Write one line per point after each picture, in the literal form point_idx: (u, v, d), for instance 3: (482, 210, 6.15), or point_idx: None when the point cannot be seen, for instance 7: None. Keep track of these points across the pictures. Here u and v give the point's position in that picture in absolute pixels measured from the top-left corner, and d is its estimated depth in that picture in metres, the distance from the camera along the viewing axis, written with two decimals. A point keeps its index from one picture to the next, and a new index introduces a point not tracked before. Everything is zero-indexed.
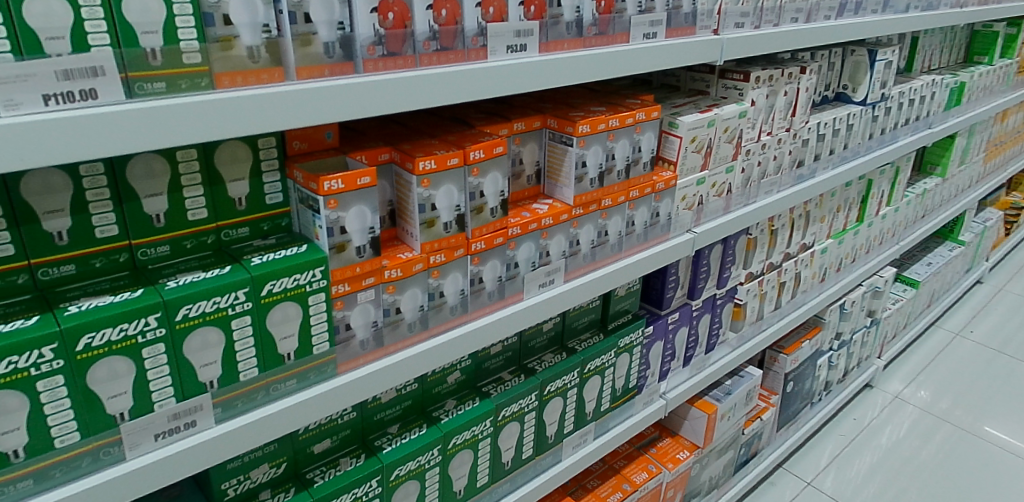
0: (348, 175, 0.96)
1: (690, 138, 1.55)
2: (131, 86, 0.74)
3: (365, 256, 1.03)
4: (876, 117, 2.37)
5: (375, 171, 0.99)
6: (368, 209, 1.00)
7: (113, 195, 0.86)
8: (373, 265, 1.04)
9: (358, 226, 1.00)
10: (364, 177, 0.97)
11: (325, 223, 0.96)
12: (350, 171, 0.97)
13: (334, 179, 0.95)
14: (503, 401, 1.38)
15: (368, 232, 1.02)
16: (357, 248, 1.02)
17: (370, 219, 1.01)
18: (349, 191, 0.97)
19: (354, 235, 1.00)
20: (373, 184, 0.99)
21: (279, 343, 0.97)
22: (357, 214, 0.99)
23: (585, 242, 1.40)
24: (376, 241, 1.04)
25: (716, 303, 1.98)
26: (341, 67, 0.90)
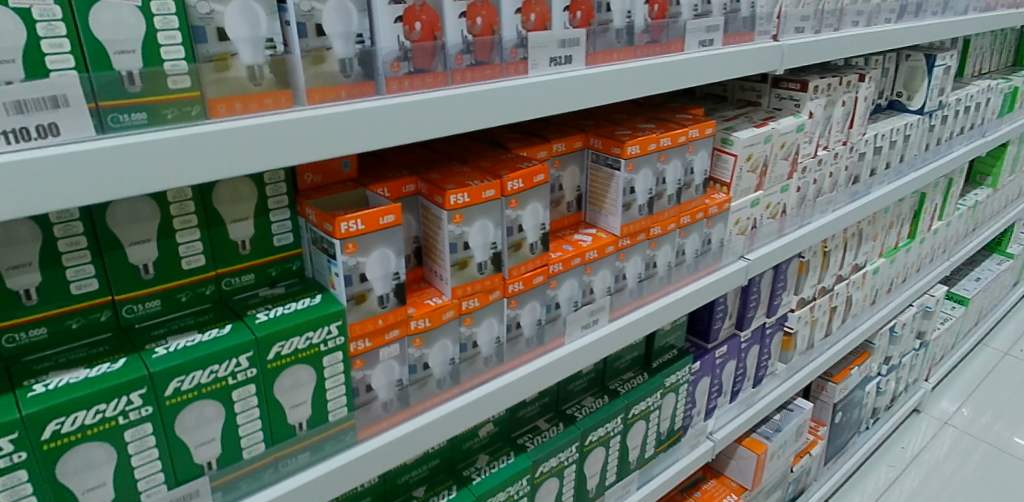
0: (368, 214, 0.81)
1: (746, 155, 1.39)
2: (103, 118, 0.60)
3: (389, 307, 0.88)
4: (931, 127, 2.23)
5: (401, 208, 0.84)
6: (393, 252, 0.85)
7: (91, 245, 0.72)
8: (398, 316, 0.90)
9: (381, 272, 0.85)
10: (388, 215, 0.83)
11: (343, 270, 0.82)
12: (371, 209, 0.82)
13: (353, 218, 0.80)
14: (541, 456, 1.22)
15: (392, 279, 0.87)
16: (379, 297, 0.87)
17: (394, 263, 0.86)
18: (371, 232, 0.82)
19: (376, 283, 0.85)
20: (398, 223, 0.84)
21: (289, 412, 0.83)
22: (379, 258, 0.84)
23: (631, 276, 1.25)
24: (401, 288, 0.88)
25: (765, 333, 1.82)
26: (360, 88, 0.76)
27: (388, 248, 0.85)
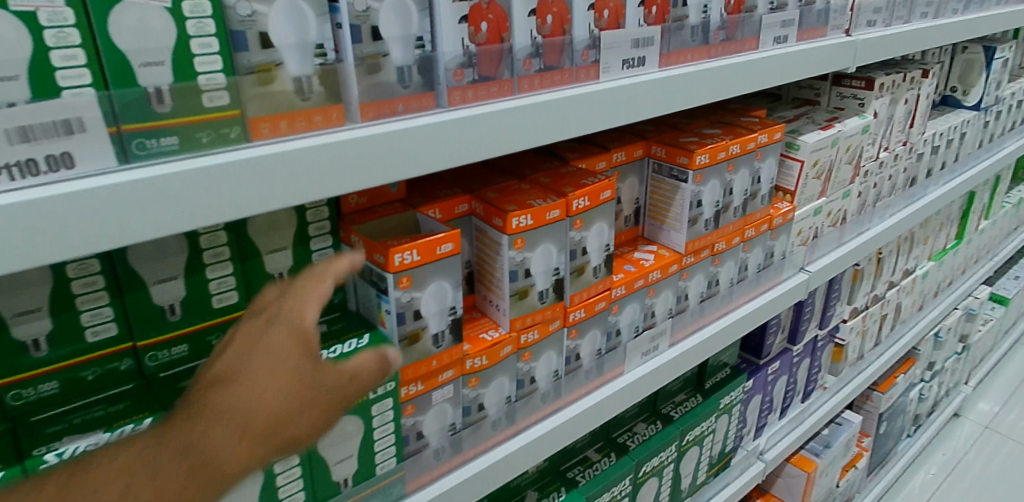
0: (425, 243, 0.71)
1: (812, 161, 1.27)
2: (126, 144, 0.49)
3: (445, 345, 0.78)
4: (985, 124, 2.11)
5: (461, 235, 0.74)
6: (450, 285, 0.75)
7: (110, 285, 0.62)
8: (454, 353, 0.80)
9: (436, 307, 0.75)
10: (446, 243, 0.73)
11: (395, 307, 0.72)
12: (427, 237, 0.72)
13: (407, 248, 0.70)
14: (594, 492, 1.12)
15: (448, 313, 0.77)
16: (434, 335, 0.77)
17: (451, 296, 0.76)
18: (427, 262, 0.72)
19: (430, 319, 0.76)
20: (457, 251, 0.75)
21: (333, 468, 0.73)
22: (435, 292, 0.74)
23: (693, 295, 1.14)
24: (459, 323, 0.79)
25: (817, 346, 1.71)
26: (419, 99, 0.65)
27: (445, 280, 0.75)
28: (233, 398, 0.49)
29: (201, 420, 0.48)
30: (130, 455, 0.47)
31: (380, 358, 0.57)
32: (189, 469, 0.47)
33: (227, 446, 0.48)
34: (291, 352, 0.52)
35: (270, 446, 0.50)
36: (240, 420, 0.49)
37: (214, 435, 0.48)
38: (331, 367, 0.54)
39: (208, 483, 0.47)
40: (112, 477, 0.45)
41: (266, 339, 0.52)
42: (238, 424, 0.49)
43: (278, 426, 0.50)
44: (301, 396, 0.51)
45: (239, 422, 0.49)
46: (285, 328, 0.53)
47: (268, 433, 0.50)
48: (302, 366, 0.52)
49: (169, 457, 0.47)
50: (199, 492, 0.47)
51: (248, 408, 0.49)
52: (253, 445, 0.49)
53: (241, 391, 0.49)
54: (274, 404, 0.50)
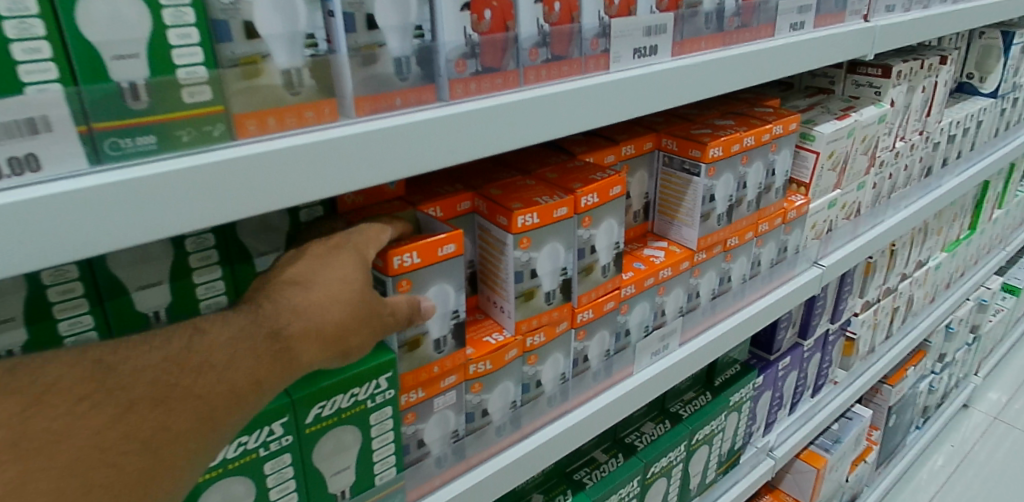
0: (425, 245, 0.68)
1: (828, 153, 1.23)
2: (98, 144, 0.46)
3: (446, 350, 0.75)
4: (1001, 112, 2.05)
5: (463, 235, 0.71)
6: (453, 288, 0.72)
7: (90, 292, 0.58)
8: (457, 358, 0.77)
9: (438, 310, 0.72)
10: (448, 245, 0.70)
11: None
12: (428, 238, 0.68)
13: (407, 250, 0.67)
14: (602, 495, 1.09)
15: (451, 317, 0.74)
16: (435, 341, 0.74)
17: (453, 299, 0.73)
18: (428, 265, 0.69)
19: (431, 324, 0.73)
20: (460, 252, 0.71)
21: (330, 480, 0.70)
22: (438, 296, 0.71)
23: (704, 293, 1.11)
24: (461, 327, 0.76)
25: (827, 340, 1.67)
26: (418, 93, 0.61)
27: (448, 283, 0.72)
28: (309, 301, 0.57)
29: (283, 315, 0.55)
30: (232, 329, 0.54)
31: (413, 305, 0.65)
32: (274, 353, 0.54)
33: (302, 343, 0.56)
34: (354, 276, 0.60)
35: (331, 349, 0.58)
36: (317, 322, 0.57)
37: (293, 330, 0.55)
38: (380, 298, 0.62)
39: (285, 369, 0.55)
40: (221, 343, 0.52)
41: (334, 260, 0.60)
42: (311, 326, 0.56)
43: (340, 334, 0.58)
44: (359, 313, 0.60)
45: (313, 324, 0.56)
46: (347, 257, 0.61)
47: (334, 338, 0.58)
48: (364, 289, 0.60)
49: (263, 337, 0.54)
50: (281, 372, 0.55)
51: (323, 313, 0.57)
52: (321, 342, 0.57)
53: (316, 299, 0.57)
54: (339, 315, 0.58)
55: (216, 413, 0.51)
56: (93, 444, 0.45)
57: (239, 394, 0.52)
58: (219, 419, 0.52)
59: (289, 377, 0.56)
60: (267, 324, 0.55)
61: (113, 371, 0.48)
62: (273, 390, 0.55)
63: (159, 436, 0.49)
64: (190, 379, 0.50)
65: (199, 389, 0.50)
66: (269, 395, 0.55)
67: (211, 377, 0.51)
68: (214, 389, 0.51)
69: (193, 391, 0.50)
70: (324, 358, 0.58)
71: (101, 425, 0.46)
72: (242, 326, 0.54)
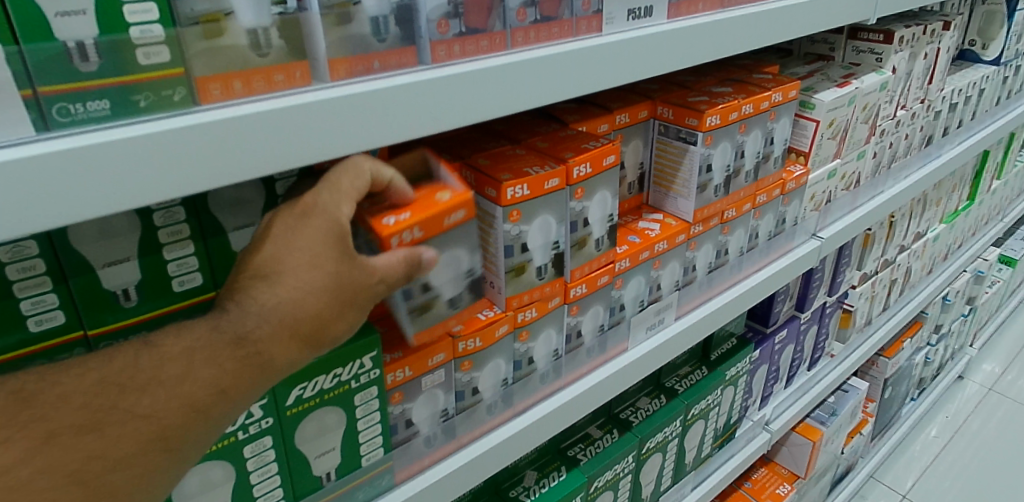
0: (431, 217, 0.61)
1: (828, 121, 1.19)
2: (45, 110, 0.42)
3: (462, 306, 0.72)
4: (1003, 80, 2.02)
5: (472, 201, 0.64)
6: (465, 251, 0.67)
7: (53, 270, 0.55)
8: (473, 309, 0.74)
9: (451, 274, 0.68)
10: (458, 212, 0.63)
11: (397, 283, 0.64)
12: (434, 209, 0.61)
13: (407, 227, 0.59)
14: (596, 471, 1.07)
15: (465, 278, 0.70)
16: (449, 300, 0.70)
17: (467, 261, 0.68)
18: (434, 236, 0.62)
19: (444, 287, 0.68)
20: (469, 218, 0.65)
21: (314, 462, 0.68)
22: (450, 261, 0.66)
23: (701, 266, 1.08)
24: (477, 284, 0.72)
25: (825, 313, 1.65)
26: (398, 55, 0.57)
27: (460, 248, 0.67)
28: (277, 298, 0.52)
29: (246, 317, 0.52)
30: (190, 338, 0.51)
31: (411, 262, 0.57)
32: (237, 360, 0.51)
33: (270, 347, 0.52)
34: (326, 260, 0.53)
35: (307, 346, 0.55)
36: (286, 322, 0.52)
37: (257, 335, 0.52)
38: (364, 273, 0.55)
39: (253, 375, 0.52)
40: (172, 356, 0.50)
41: (304, 241, 0.53)
42: (279, 326, 0.52)
43: (315, 328, 0.54)
44: (332, 302, 0.54)
45: (280, 325, 0.52)
46: (319, 233, 0.53)
47: (307, 336, 0.54)
48: (339, 272, 0.54)
49: (222, 346, 0.51)
50: (249, 381, 0.52)
51: (293, 309, 0.52)
52: (294, 341, 0.53)
53: (283, 295, 0.52)
54: (309, 310, 0.53)
55: (179, 426, 0.50)
56: (20, 473, 0.44)
57: (202, 405, 0.50)
58: (185, 433, 0.50)
59: (263, 381, 0.53)
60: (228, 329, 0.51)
61: (45, 396, 0.47)
62: (246, 397, 0.53)
63: (95, 461, 0.47)
64: (133, 399, 0.49)
65: (149, 407, 0.49)
66: (241, 401, 0.53)
67: (162, 392, 0.49)
68: (167, 405, 0.49)
69: (143, 409, 0.49)
70: (303, 355, 0.55)
71: (32, 452, 0.45)
72: (200, 334, 0.51)
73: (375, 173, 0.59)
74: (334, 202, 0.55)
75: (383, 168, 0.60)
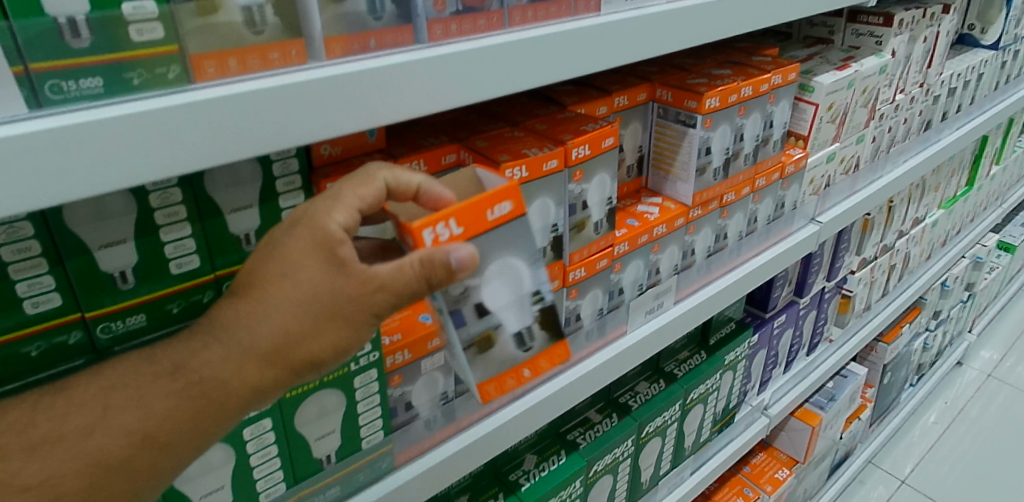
0: (469, 210, 0.55)
1: (828, 104, 1.18)
2: (37, 87, 0.42)
3: (537, 343, 0.64)
4: (1002, 64, 2.01)
5: (518, 190, 0.58)
6: (523, 267, 0.60)
7: (48, 251, 0.54)
8: (552, 353, 0.66)
9: (511, 296, 0.60)
10: (502, 204, 0.57)
11: (446, 305, 0.57)
12: (474, 200, 0.56)
13: (441, 219, 0.54)
14: (595, 455, 1.08)
15: (532, 301, 0.61)
16: (511, 331, 0.61)
17: (528, 281, 0.60)
18: (479, 232, 0.56)
19: (504, 313, 0.60)
20: (519, 211, 0.59)
21: (314, 445, 0.68)
22: (506, 278, 0.59)
23: (700, 250, 1.08)
24: (549, 312, 0.63)
25: (823, 298, 1.65)
26: (393, 34, 0.57)
27: (517, 260, 0.59)
28: (237, 317, 0.52)
29: (191, 350, 0.52)
30: (110, 382, 0.51)
31: (425, 263, 0.51)
32: (168, 399, 0.51)
33: (216, 379, 0.52)
34: (306, 267, 0.52)
35: (275, 368, 0.53)
36: (242, 344, 0.52)
37: (197, 368, 0.52)
38: (354, 279, 0.51)
39: (190, 413, 0.52)
40: (82, 407, 0.50)
41: (278, 255, 0.52)
42: (229, 352, 0.52)
43: (284, 346, 0.52)
44: (310, 314, 0.52)
45: (232, 350, 0.52)
46: (304, 239, 0.52)
47: (271, 357, 0.52)
48: (311, 287, 0.51)
49: (154, 383, 0.51)
50: (178, 426, 0.51)
51: (252, 331, 0.52)
52: (253, 363, 0.52)
53: (248, 311, 0.52)
54: (277, 325, 0.52)
55: (97, 480, 0.49)
56: None
57: (116, 459, 0.50)
58: (106, 486, 0.50)
59: (211, 416, 0.52)
60: (165, 363, 0.52)
61: None
62: (183, 440, 0.52)
63: None
64: (36, 461, 0.48)
65: (39, 474, 0.47)
66: (175, 446, 0.52)
67: (61, 453, 0.48)
68: (68, 465, 0.48)
69: (36, 477, 0.47)
70: (269, 382, 0.53)
71: None
72: (127, 373, 0.51)
73: (392, 180, 0.57)
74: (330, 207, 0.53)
75: (402, 175, 0.57)
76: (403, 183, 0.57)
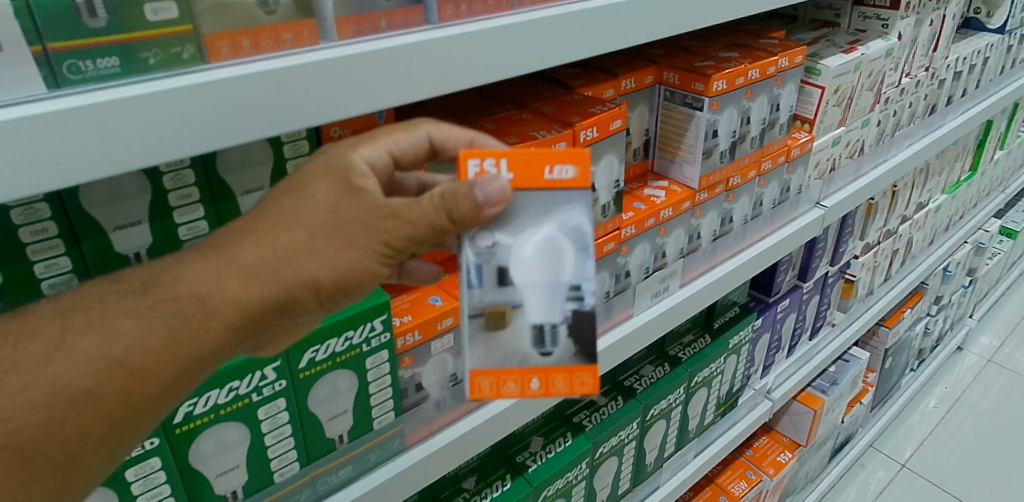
0: (524, 159, 0.54)
1: (834, 88, 1.18)
2: (56, 67, 0.43)
3: (558, 350, 0.55)
4: (1007, 49, 2.00)
5: (588, 158, 0.55)
6: (567, 250, 0.55)
7: (65, 233, 0.55)
8: (575, 375, 0.56)
9: (542, 277, 0.55)
10: (565, 167, 0.54)
11: (471, 256, 0.54)
12: (534, 151, 0.54)
13: (493, 156, 0.54)
14: (601, 437, 1.09)
15: (568, 296, 0.55)
16: (528, 316, 0.55)
17: (568, 270, 0.55)
18: (526, 185, 0.54)
19: (528, 291, 0.55)
20: (580, 183, 0.55)
21: (327, 425, 0.69)
22: (543, 254, 0.55)
23: (706, 234, 1.08)
24: (584, 319, 0.55)
25: (827, 283, 1.66)
26: (404, 15, 0.57)
27: (565, 238, 0.55)
28: (240, 230, 0.53)
29: (168, 269, 0.52)
30: (70, 304, 0.49)
31: (445, 197, 0.51)
32: (137, 319, 0.49)
33: (196, 293, 0.51)
34: (321, 188, 0.53)
35: (263, 285, 0.52)
36: (236, 252, 0.52)
37: (173, 283, 0.51)
38: (365, 201, 0.53)
39: (161, 335, 0.50)
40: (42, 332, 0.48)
41: (297, 178, 0.54)
42: (214, 267, 0.52)
43: (278, 259, 0.52)
44: (311, 228, 0.52)
45: (218, 263, 0.52)
46: (322, 163, 0.54)
47: (264, 269, 0.52)
48: (321, 206, 0.53)
49: (131, 297, 0.50)
50: (150, 350, 0.49)
51: (251, 243, 0.52)
52: (241, 275, 0.52)
53: (249, 226, 0.53)
54: (274, 238, 0.52)
55: (60, 411, 0.48)
56: None
57: (80, 388, 0.48)
58: (73, 418, 0.48)
59: (188, 338, 0.51)
60: (134, 283, 0.51)
61: None
62: (155, 367, 0.50)
63: None
64: None
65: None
66: (145, 374, 0.50)
67: (17, 382, 0.46)
68: (27, 393, 0.46)
69: None
70: (254, 300, 0.52)
71: None
72: (90, 294, 0.50)
73: (433, 135, 0.61)
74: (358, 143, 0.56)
75: (448, 130, 0.62)
76: (444, 139, 0.62)
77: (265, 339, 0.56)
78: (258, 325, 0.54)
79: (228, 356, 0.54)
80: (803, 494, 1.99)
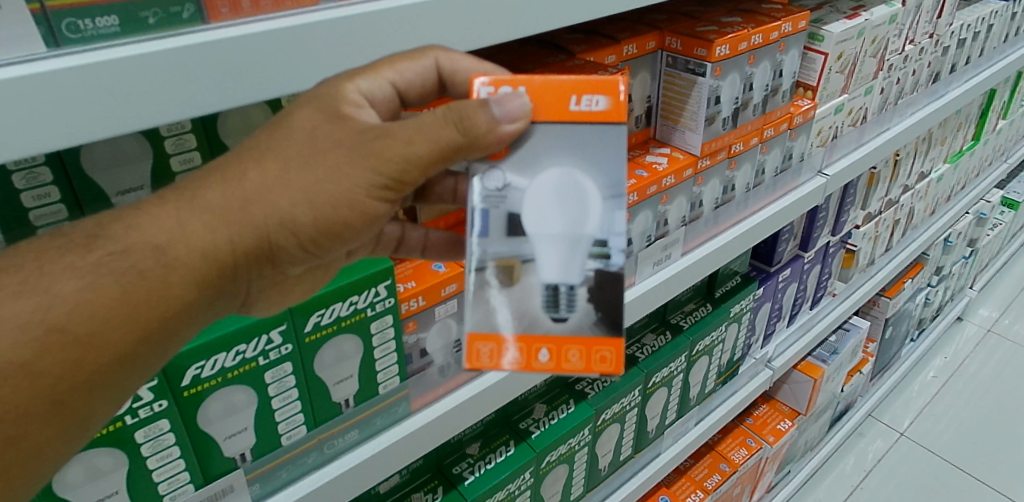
0: (551, 89, 0.55)
1: (837, 54, 1.17)
2: (55, 25, 0.42)
3: (574, 316, 0.56)
4: (1012, 16, 1.98)
5: (619, 92, 0.56)
6: (592, 196, 0.56)
7: (67, 198, 0.55)
8: (592, 350, 0.56)
9: (563, 227, 0.56)
10: (595, 97, 0.56)
11: (480, 199, 0.55)
12: (565, 82, 0.56)
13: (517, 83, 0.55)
14: (603, 404, 1.10)
15: (591, 251, 0.56)
16: (538, 272, 0.56)
17: (591, 223, 0.56)
18: (552, 115, 0.56)
19: (541, 242, 0.55)
20: (610, 117, 0.56)
21: (334, 389, 0.69)
22: (565, 200, 0.56)
23: (708, 201, 1.08)
24: (602, 276, 0.56)
25: (828, 252, 1.65)
26: None
27: (591, 184, 0.56)
28: (209, 171, 0.51)
29: (117, 220, 0.49)
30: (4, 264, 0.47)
31: (450, 114, 0.50)
32: (82, 278, 0.47)
33: (153, 243, 0.48)
34: (302, 118, 0.51)
35: (232, 228, 0.50)
36: (200, 193, 0.49)
37: (123, 234, 0.48)
38: (352, 126, 0.50)
39: (109, 296, 0.47)
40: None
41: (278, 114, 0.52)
42: (176, 212, 0.49)
43: (250, 194, 0.50)
44: (288, 158, 0.50)
45: (182, 207, 0.49)
46: (308, 93, 0.52)
47: (232, 208, 0.49)
48: (300, 136, 0.50)
49: (73, 252, 0.47)
50: (99, 311, 0.47)
51: (219, 180, 0.50)
52: (205, 216, 0.49)
53: (220, 165, 0.51)
54: (244, 174, 0.50)
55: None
56: None
57: (16, 361, 0.45)
58: (14, 392, 0.45)
59: (147, 295, 0.48)
60: (78, 236, 0.48)
61: None
62: (105, 329, 0.47)
63: None
64: None
65: None
66: (94, 339, 0.47)
67: None
68: None
69: None
70: (222, 244, 0.50)
71: None
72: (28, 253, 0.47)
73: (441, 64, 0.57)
74: (353, 72, 0.53)
75: (461, 61, 0.57)
76: (452, 71, 0.58)
77: (241, 288, 0.54)
78: (230, 274, 0.52)
79: (198, 312, 0.52)
80: (801, 462, 2.02)
